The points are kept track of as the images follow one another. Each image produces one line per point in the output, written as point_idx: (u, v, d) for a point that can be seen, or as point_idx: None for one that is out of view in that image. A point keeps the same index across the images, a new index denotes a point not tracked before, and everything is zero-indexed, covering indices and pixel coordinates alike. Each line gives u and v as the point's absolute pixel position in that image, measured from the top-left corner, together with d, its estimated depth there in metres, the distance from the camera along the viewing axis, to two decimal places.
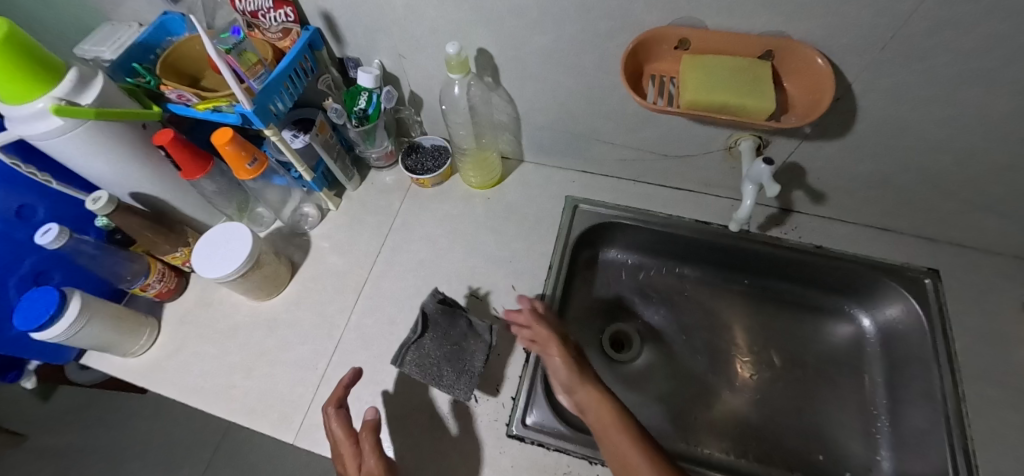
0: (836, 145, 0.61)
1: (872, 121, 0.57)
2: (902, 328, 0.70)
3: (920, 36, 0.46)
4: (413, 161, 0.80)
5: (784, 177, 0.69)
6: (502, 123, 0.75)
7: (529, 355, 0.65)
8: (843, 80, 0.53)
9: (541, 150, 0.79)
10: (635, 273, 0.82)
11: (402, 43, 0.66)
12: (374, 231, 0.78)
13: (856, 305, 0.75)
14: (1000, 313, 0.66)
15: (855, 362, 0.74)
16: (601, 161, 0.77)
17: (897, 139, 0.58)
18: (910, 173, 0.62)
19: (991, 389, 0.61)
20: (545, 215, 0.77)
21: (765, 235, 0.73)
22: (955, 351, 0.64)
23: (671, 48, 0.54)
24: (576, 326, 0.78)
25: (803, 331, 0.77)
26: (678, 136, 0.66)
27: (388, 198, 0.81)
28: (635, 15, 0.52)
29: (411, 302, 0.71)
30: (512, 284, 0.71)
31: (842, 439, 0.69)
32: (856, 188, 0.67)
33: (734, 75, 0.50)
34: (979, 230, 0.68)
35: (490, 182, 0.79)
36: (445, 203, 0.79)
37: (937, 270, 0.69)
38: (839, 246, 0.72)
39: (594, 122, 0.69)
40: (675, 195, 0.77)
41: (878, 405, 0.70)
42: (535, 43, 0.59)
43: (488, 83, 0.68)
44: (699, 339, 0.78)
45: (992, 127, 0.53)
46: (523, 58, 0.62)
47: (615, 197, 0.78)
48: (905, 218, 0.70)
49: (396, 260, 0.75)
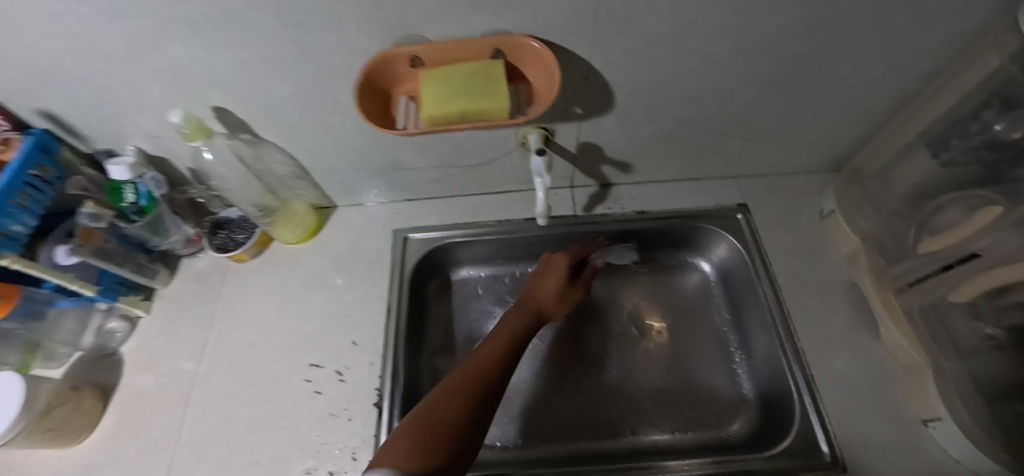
0: (609, 119, 0.63)
1: (626, 90, 0.59)
2: (733, 266, 0.74)
3: (617, 6, 0.47)
4: (220, 239, 0.73)
5: (585, 158, 0.71)
6: (298, 175, 0.71)
7: (382, 409, 0.61)
8: (582, 60, 0.54)
9: (354, 192, 0.75)
10: (490, 283, 0.80)
11: (150, 123, 0.60)
12: (196, 326, 0.71)
13: (693, 254, 0.79)
14: (803, 225, 0.73)
15: (705, 306, 0.77)
16: (416, 186, 0.74)
17: (653, 100, 0.61)
18: (683, 127, 0.66)
19: (809, 300, 0.67)
20: (376, 256, 0.73)
21: (591, 215, 0.74)
22: (772, 271, 0.69)
23: (409, 68, 0.52)
24: (443, 357, 0.74)
25: (657, 291, 0.80)
26: (466, 146, 0.65)
27: (204, 286, 0.74)
28: (356, 44, 0.50)
29: (247, 390, 0.64)
30: (353, 339, 0.67)
31: (712, 384, 0.71)
32: (648, 151, 0.70)
33: (467, 82, 0.49)
34: (762, 158, 0.74)
35: (306, 234, 0.75)
36: (270, 273, 0.73)
37: (746, 203, 0.75)
38: (661, 205, 0.75)
39: (387, 153, 0.66)
40: (500, 199, 0.77)
41: (732, 341, 0.73)
42: (279, 93, 0.56)
43: (249, 140, 0.63)
44: (566, 331, 0.77)
45: (723, 71, 0.57)
46: (280, 110, 0.58)
47: (442, 217, 0.76)
48: (704, 165, 0.74)
49: (223, 351, 0.68)
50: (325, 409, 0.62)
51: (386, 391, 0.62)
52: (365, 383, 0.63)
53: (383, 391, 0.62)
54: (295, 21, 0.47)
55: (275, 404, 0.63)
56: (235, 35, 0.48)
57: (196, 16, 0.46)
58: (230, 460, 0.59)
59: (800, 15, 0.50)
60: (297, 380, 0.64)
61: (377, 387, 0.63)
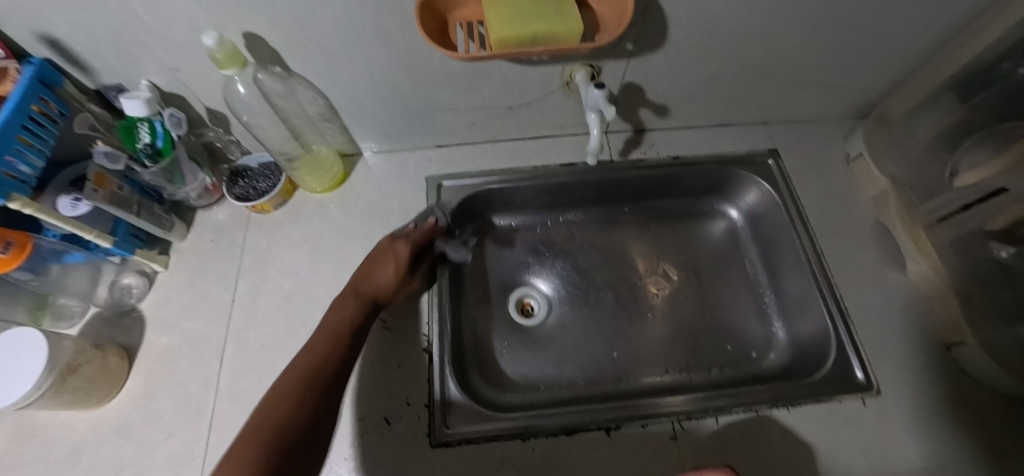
0: (659, 56, 0.61)
1: (683, 25, 0.57)
2: (762, 210, 0.76)
3: None
4: (240, 188, 0.69)
5: (626, 100, 0.69)
6: (327, 116, 0.66)
7: (432, 355, 0.61)
8: None
9: (384, 137, 0.71)
10: (522, 233, 0.79)
11: (168, 53, 0.54)
12: (221, 280, 0.67)
13: (722, 201, 0.81)
14: (831, 169, 0.75)
15: (733, 250, 0.79)
16: (450, 131, 0.71)
17: (708, 37, 0.59)
18: (729, 68, 0.65)
19: (840, 239, 0.70)
20: (410, 203, 0.70)
21: (627, 161, 0.74)
22: (804, 212, 0.71)
23: None
24: (480, 306, 0.74)
25: (686, 237, 0.81)
26: (511, 84, 0.63)
27: (227, 239, 0.69)
28: None
29: (287, 342, 0.62)
30: None
31: (742, 323, 0.73)
32: (689, 94, 0.69)
33: (537, 4, 0.47)
34: (795, 103, 0.74)
35: (333, 182, 0.71)
36: (297, 223, 0.70)
37: (776, 149, 0.76)
38: (695, 151, 0.75)
39: (426, 91, 0.63)
40: (534, 145, 0.75)
41: (761, 282, 0.76)
42: (321, 19, 0.51)
43: (280, 74, 0.58)
44: (599, 278, 0.78)
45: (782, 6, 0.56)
46: (319, 39, 0.54)
47: (477, 163, 0.73)
48: (739, 110, 0.75)
49: (256, 303, 0.65)
50: (373, 357, 0.60)
51: (435, 338, 0.62)
52: (412, 329, 0.62)
53: (432, 338, 0.62)
54: None
55: None
56: None
57: None
58: None
59: None
60: None
61: (425, 333, 0.62)
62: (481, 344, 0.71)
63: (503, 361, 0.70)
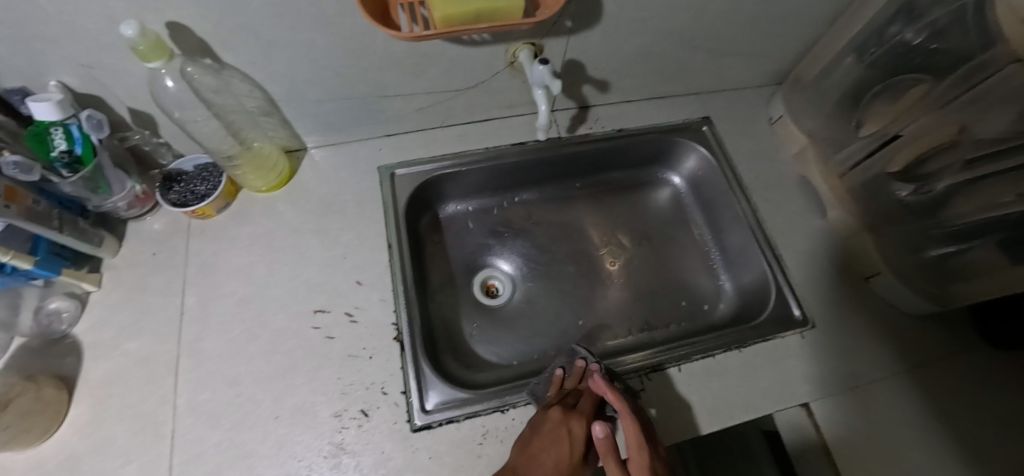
0: (597, 32, 0.64)
1: (618, 1, 0.60)
2: (701, 174, 0.81)
3: None
4: (178, 193, 0.65)
5: (569, 77, 0.72)
6: (266, 111, 0.64)
7: (403, 342, 0.61)
8: None
9: (330, 128, 0.69)
10: (479, 216, 0.80)
11: (80, 48, 0.49)
12: (166, 292, 0.62)
13: (664, 169, 0.86)
14: (757, 131, 0.82)
15: (679, 214, 0.84)
16: (398, 118, 0.71)
17: (642, 12, 0.63)
18: (662, 41, 0.69)
19: (770, 194, 0.77)
20: (364, 194, 0.69)
21: (574, 136, 0.77)
22: (737, 172, 0.78)
23: None
24: (446, 291, 0.74)
25: (636, 205, 0.85)
26: (457, 66, 0.63)
27: (167, 248, 0.65)
28: None
29: (249, 348, 0.59)
30: (357, 278, 0.64)
31: (692, 279, 0.79)
32: (628, 69, 0.73)
33: None
34: (722, 72, 0.80)
35: (279, 180, 0.68)
36: (244, 225, 0.66)
37: (709, 116, 0.82)
38: (637, 123, 0.80)
39: (371, 77, 0.62)
40: (484, 126, 0.76)
41: (705, 241, 0.82)
42: (253, 4, 0.49)
43: (212, 66, 0.55)
44: (559, 252, 0.80)
45: None
46: (253, 26, 0.51)
47: (429, 150, 0.73)
48: (674, 82, 0.79)
49: (209, 312, 0.61)
50: (343, 352, 0.59)
51: (404, 325, 0.61)
52: (380, 319, 0.62)
53: (401, 326, 0.61)
54: None
55: (286, 356, 0.59)
56: None
57: None
58: (249, 418, 0.55)
59: None
60: (305, 328, 0.60)
61: (394, 322, 0.62)
62: (450, 328, 0.72)
63: (473, 341, 0.72)
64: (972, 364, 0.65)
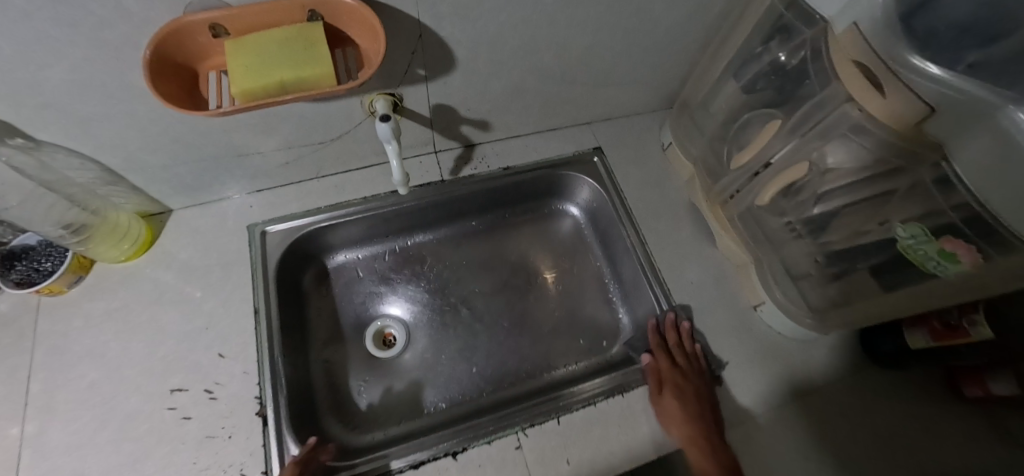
0: (456, 77, 0.62)
1: (466, 46, 0.58)
2: (596, 205, 0.80)
3: None
4: (20, 272, 0.60)
5: (443, 120, 0.70)
6: (107, 180, 0.60)
7: (266, 416, 0.57)
8: (412, 17, 0.52)
9: (191, 190, 0.66)
10: (370, 263, 0.78)
11: None
12: (7, 381, 0.58)
13: (563, 200, 0.84)
14: (648, 159, 0.81)
15: (579, 245, 0.83)
16: (265, 174, 0.68)
17: (497, 54, 0.61)
18: (531, 79, 0.68)
19: (661, 224, 0.76)
20: (231, 256, 0.66)
21: (458, 178, 0.75)
22: (628, 203, 0.77)
23: (210, 38, 0.46)
24: (333, 347, 0.71)
25: (536, 239, 0.83)
26: (308, 122, 0.60)
27: (11, 331, 0.60)
28: (133, 13, 0.42)
29: (96, 438, 0.55)
30: (219, 351, 0.61)
31: (592, 314, 0.77)
32: (504, 107, 0.71)
33: (282, 51, 0.45)
34: (608, 102, 0.79)
35: (138, 248, 0.65)
36: (98, 300, 0.62)
37: (600, 146, 0.81)
38: (525, 159, 0.78)
39: (216, 140, 0.59)
40: (363, 175, 0.73)
41: (604, 272, 0.80)
42: (45, 82, 0.46)
43: (25, 144, 0.51)
44: (455, 296, 0.78)
45: (556, 20, 0.59)
46: (56, 103, 0.48)
47: (303, 203, 0.71)
48: (560, 114, 0.78)
49: (55, 400, 0.57)
50: (200, 433, 0.56)
51: (268, 395, 0.59)
52: (242, 393, 0.58)
53: (264, 398, 0.58)
54: None
55: (136, 445, 0.55)
56: None
57: None
58: None
59: None
60: (158, 410, 0.57)
61: (258, 395, 0.59)
62: (335, 387, 0.69)
63: (362, 400, 0.68)
64: (858, 384, 0.65)
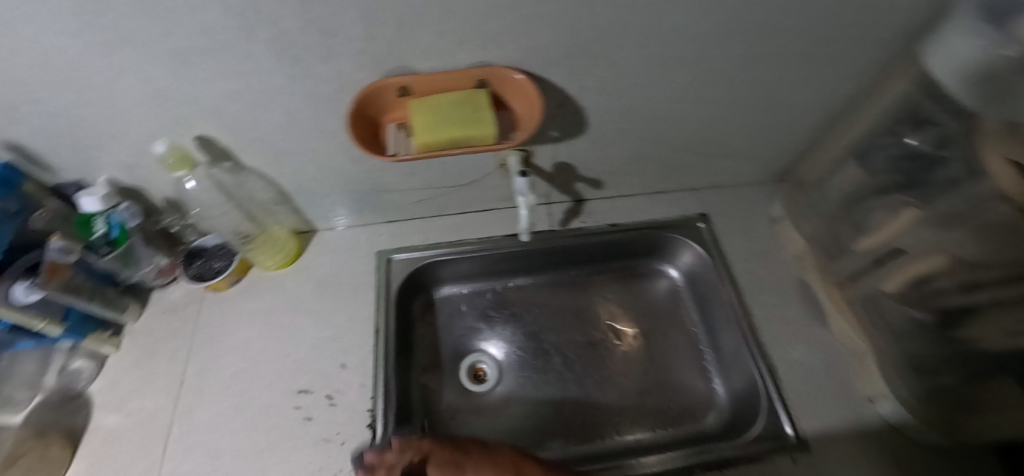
0: (583, 140, 0.68)
1: (599, 114, 0.64)
2: (697, 271, 0.80)
3: (590, 39, 0.53)
4: (196, 268, 0.71)
5: (561, 177, 0.76)
6: (279, 200, 0.70)
7: (376, 430, 0.62)
8: (560, 87, 0.59)
9: (337, 215, 0.76)
10: (474, 299, 0.83)
11: (126, 154, 0.59)
12: (172, 359, 0.68)
13: (664, 261, 0.85)
14: (757, 231, 0.81)
15: (676, 308, 0.83)
16: (400, 208, 0.76)
17: (624, 122, 0.66)
18: (649, 146, 0.72)
19: (768, 299, 0.74)
20: (361, 278, 0.74)
21: (567, 229, 0.79)
22: (734, 272, 0.77)
23: (397, 97, 0.55)
24: (431, 374, 0.76)
25: (632, 296, 0.85)
26: (450, 169, 0.69)
27: (181, 317, 0.71)
28: (348, 75, 0.53)
29: (233, 423, 0.62)
30: (342, 362, 0.67)
31: (686, 380, 0.76)
32: (618, 169, 0.76)
33: (456, 111, 0.53)
34: (718, 172, 0.82)
35: (287, 259, 0.74)
36: (250, 300, 0.72)
37: (707, 213, 0.82)
38: (631, 218, 0.81)
39: (372, 177, 0.68)
40: (480, 217, 0.80)
41: (702, 340, 0.79)
42: (267, 121, 0.57)
43: (231, 168, 0.63)
44: (549, 342, 0.80)
45: (683, 96, 0.64)
46: (266, 138, 0.59)
47: (425, 236, 0.78)
48: (669, 180, 0.81)
49: (205, 382, 0.66)
50: (317, 434, 0.61)
51: (379, 410, 0.63)
52: (357, 404, 0.64)
53: (376, 411, 0.63)
54: (288, 53, 0.50)
55: (265, 434, 0.61)
56: (227, 67, 0.50)
57: (189, 49, 0.47)
58: None
59: (744, 48, 0.58)
60: (286, 408, 0.64)
61: (370, 408, 0.64)
62: (431, 413, 0.72)
63: (452, 430, 0.71)
64: None
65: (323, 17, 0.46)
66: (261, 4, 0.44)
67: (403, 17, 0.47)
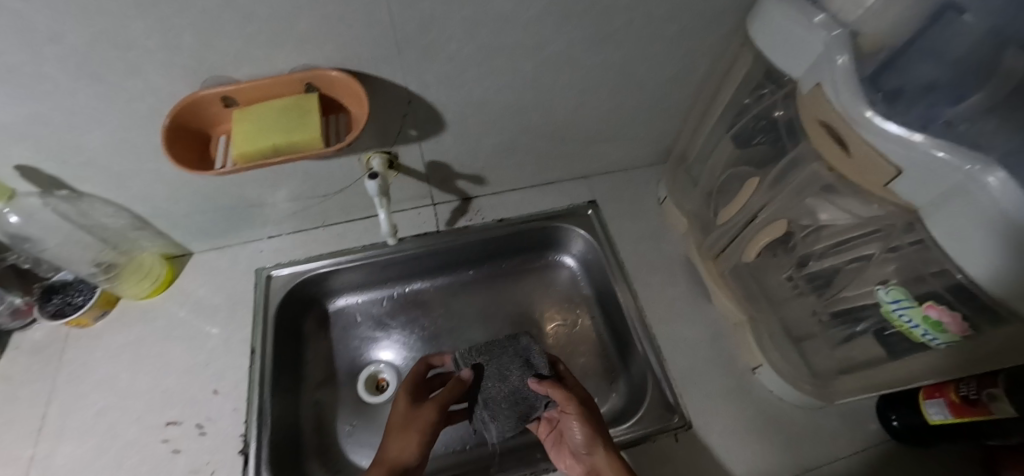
0: (447, 137, 0.67)
1: (454, 110, 0.63)
2: (591, 257, 0.80)
3: (415, 33, 0.52)
4: (55, 304, 0.68)
5: (439, 176, 0.75)
6: (138, 225, 0.68)
7: (248, 455, 0.59)
8: (402, 85, 0.58)
9: (211, 235, 0.73)
10: (370, 308, 0.81)
11: None
12: (30, 404, 0.63)
13: (562, 251, 0.85)
14: (645, 213, 0.82)
15: (576, 296, 0.82)
16: (276, 222, 0.74)
17: (484, 115, 0.66)
18: (521, 138, 0.72)
19: (655, 279, 0.75)
20: (237, 298, 0.72)
21: (453, 229, 0.78)
22: (622, 256, 0.77)
23: (222, 108, 0.53)
24: (325, 389, 0.73)
25: (535, 288, 0.84)
26: (313, 178, 0.67)
27: (42, 358, 0.67)
28: (162, 90, 0.51)
29: (94, 464, 0.59)
30: (215, 388, 0.64)
31: (586, 368, 0.76)
32: (496, 163, 0.75)
33: (279, 118, 0.51)
34: (602, 157, 0.82)
35: (157, 286, 0.71)
36: (119, 332, 0.69)
37: (595, 200, 0.82)
38: (520, 211, 0.81)
39: (232, 193, 0.66)
40: (365, 224, 0.79)
41: (601, 327, 0.78)
42: (89, 144, 0.54)
43: (70, 195, 0.60)
44: (448, 344, 0.79)
45: (538, 84, 0.63)
46: (96, 161, 0.57)
47: (308, 249, 0.76)
48: (554, 170, 0.82)
49: (66, 424, 0.62)
50: (186, 467, 0.58)
51: (253, 434, 0.61)
52: (230, 430, 0.61)
53: (249, 435, 0.60)
54: (85, 70, 0.47)
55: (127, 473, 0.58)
56: (19, 90, 0.47)
57: None
58: None
59: (584, 32, 0.57)
60: (152, 442, 0.60)
61: (243, 433, 0.61)
62: (322, 430, 0.70)
63: (346, 444, 0.69)
64: (877, 454, 0.60)
65: (107, 29, 0.44)
66: (30, 20, 0.41)
67: (196, 23, 0.45)
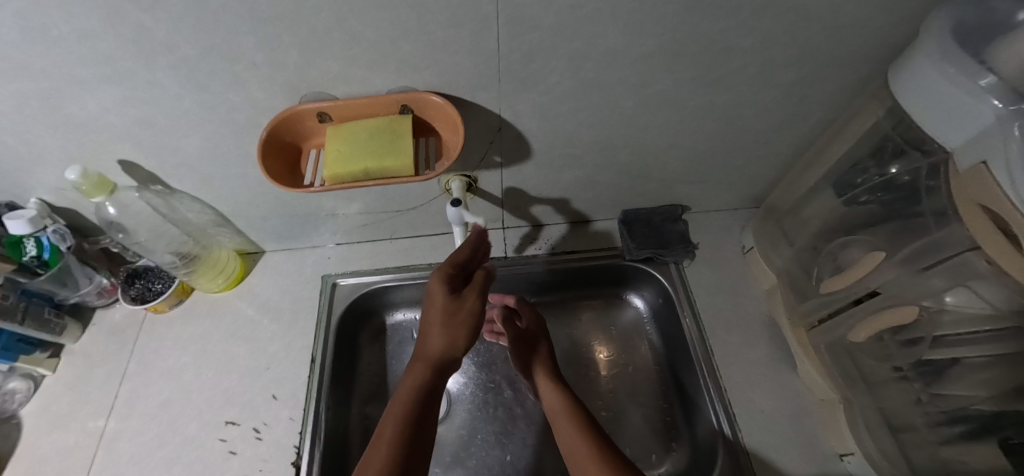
0: (529, 165, 0.64)
1: (541, 140, 0.60)
2: (662, 302, 0.76)
3: (518, 63, 0.49)
4: (137, 289, 0.72)
5: (513, 201, 0.72)
6: (218, 222, 0.69)
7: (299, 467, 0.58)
8: (494, 113, 0.55)
9: (284, 238, 0.74)
10: None
11: (53, 176, 0.58)
12: (104, 384, 0.66)
13: (631, 290, 0.80)
14: (724, 262, 0.76)
15: (640, 341, 0.78)
16: (345, 231, 0.74)
17: (571, 147, 0.62)
18: (603, 172, 0.68)
19: (731, 337, 0.69)
20: (302, 303, 0.72)
21: (520, 257, 0.76)
22: (697, 307, 0.72)
23: (317, 123, 0.53)
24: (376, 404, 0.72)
25: (596, 326, 0.79)
26: (390, 195, 0.66)
27: (119, 340, 0.70)
28: (262, 103, 0.51)
29: (156, 454, 0.60)
30: (273, 393, 0.65)
31: (646, 422, 0.70)
32: (573, 194, 0.72)
33: (373, 140, 0.50)
34: (683, 198, 0.77)
35: (229, 281, 0.73)
36: (189, 324, 0.71)
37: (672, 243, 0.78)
38: (591, 245, 0.77)
39: (309, 202, 0.66)
40: (431, 241, 0.78)
41: (665, 379, 0.73)
42: (186, 147, 0.55)
43: (163, 190, 0.62)
44: (501, 373, 0.76)
45: (633, 120, 0.59)
46: (190, 162, 0.58)
47: (372, 261, 0.76)
48: (630, 206, 0.77)
49: (134, 409, 0.64)
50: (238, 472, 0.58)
51: (306, 445, 0.60)
52: (283, 440, 0.61)
53: (302, 447, 0.60)
54: (193, 80, 0.47)
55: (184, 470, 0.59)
56: (130, 94, 0.48)
57: (89, 77, 0.45)
58: None
59: (696, 72, 0.53)
60: (209, 440, 0.61)
61: (296, 444, 0.61)
62: None
63: None
64: None
65: (219, 43, 0.43)
66: (152, 30, 0.41)
67: (304, 42, 0.44)
